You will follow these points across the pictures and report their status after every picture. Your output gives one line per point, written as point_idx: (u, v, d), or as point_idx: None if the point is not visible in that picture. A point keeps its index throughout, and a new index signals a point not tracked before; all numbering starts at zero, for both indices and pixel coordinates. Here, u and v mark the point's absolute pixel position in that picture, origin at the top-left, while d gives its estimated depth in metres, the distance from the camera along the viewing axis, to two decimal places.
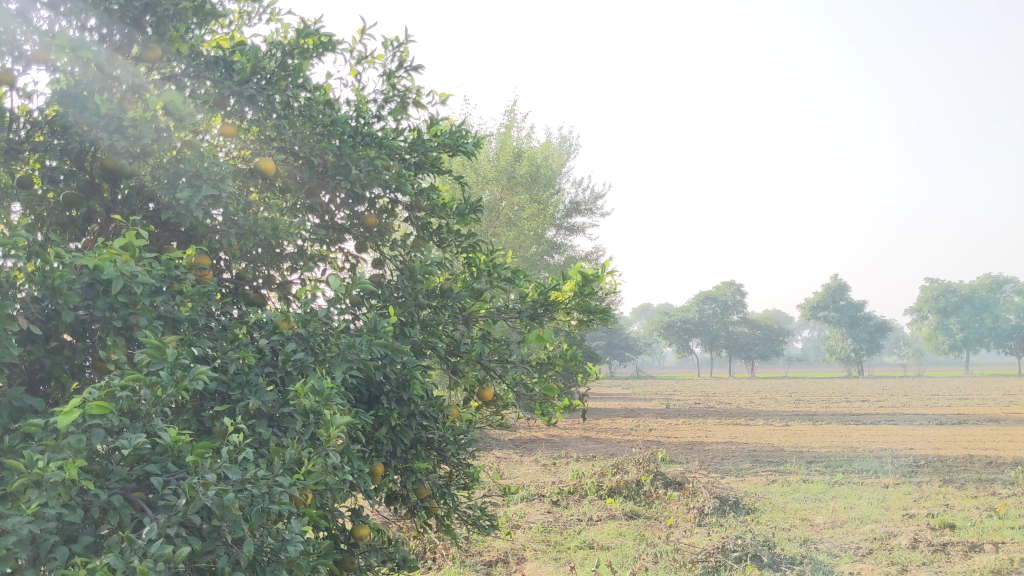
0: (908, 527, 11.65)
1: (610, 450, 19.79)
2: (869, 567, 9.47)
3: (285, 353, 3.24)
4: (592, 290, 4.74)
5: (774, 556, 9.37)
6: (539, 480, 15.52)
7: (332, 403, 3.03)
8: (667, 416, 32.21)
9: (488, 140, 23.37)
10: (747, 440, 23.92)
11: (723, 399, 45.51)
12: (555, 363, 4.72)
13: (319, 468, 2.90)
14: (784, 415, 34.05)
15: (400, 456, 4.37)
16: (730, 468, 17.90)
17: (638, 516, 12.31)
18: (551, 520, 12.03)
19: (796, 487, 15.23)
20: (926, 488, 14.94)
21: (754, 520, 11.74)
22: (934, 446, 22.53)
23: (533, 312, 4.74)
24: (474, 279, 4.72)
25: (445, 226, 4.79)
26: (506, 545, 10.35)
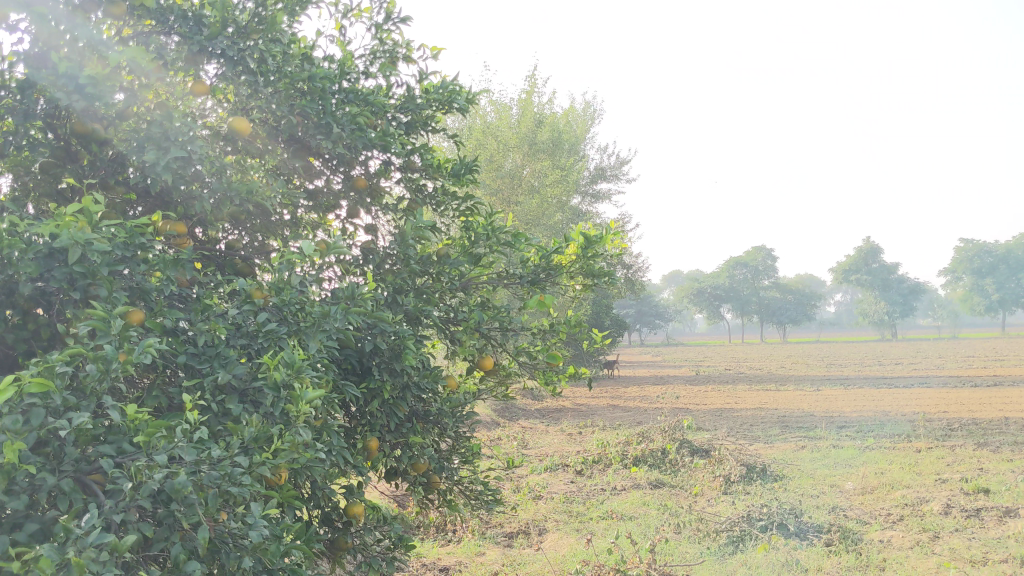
0: (940, 492, 11.36)
1: (637, 419, 19.57)
2: (900, 534, 9.20)
3: (258, 323, 3.04)
4: (596, 253, 4.50)
5: (800, 524, 9.13)
6: (564, 450, 15.35)
7: (304, 376, 2.84)
8: (696, 382, 31.97)
9: (509, 107, 23.05)
10: (777, 406, 23.61)
11: (754, 364, 45.09)
12: (559, 330, 4.51)
13: (289, 444, 2.71)
14: (815, 380, 33.63)
15: (395, 430, 4.17)
16: (758, 434, 17.64)
17: (663, 485, 12.13)
18: (574, 489, 11.87)
19: (826, 453, 14.94)
20: (960, 452, 14.61)
21: (782, 487, 11.51)
22: (968, 409, 22.10)
23: (535, 277, 4.52)
24: (472, 243, 4.51)
25: (441, 188, 4.56)
26: (528, 516, 10.19)
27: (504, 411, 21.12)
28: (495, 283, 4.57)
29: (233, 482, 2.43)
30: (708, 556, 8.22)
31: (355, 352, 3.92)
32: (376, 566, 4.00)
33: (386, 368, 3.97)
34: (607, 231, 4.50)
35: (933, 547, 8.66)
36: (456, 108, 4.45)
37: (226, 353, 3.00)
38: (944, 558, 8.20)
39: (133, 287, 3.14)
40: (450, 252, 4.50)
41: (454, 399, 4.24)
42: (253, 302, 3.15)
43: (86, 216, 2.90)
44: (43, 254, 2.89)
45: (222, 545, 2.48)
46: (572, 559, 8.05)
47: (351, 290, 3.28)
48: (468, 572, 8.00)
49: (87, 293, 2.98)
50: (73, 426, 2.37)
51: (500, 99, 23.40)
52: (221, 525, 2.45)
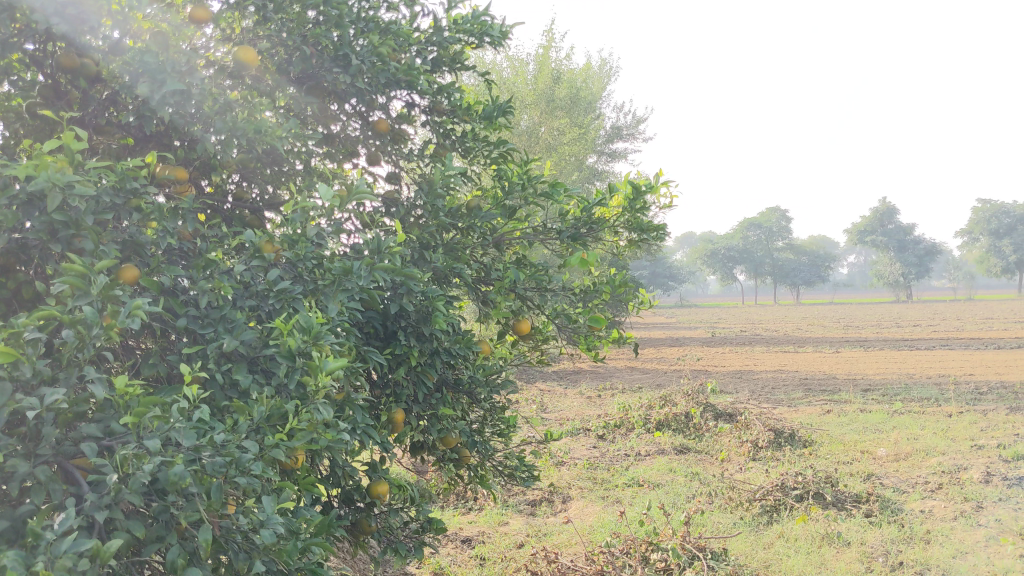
0: (978, 459, 10.94)
1: (657, 381, 19.18)
2: (941, 504, 8.78)
3: (268, 281, 2.63)
4: (643, 205, 4.06)
5: (838, 493, 8.72)
6: (584, 414, 14.98)
7: (324, 343, 2.42)
8: (712, 344, 31.57)
9: (526, 62, 22.38)
10: (798, 368, 23.17)
11: (770, 326, 44.60)
12: (604, 291, 4.08)
13: (308, 422, 2.31)
14: (834, 341, 33.15)
15: (423, 400, 3.76)
16: (782, 397, 17.22)
17: (688, 450, 11.75)
18: (597, 455, 11.50)
19: (853, 418, 14.51)
20: (992, 417, 14.17)
21: (813, 453, 11.12)
22: (995, 372, 21.60)
23: (575, 232, 4.09)
24: (506, 193, 4.09)
25: (471, 132, 4.12)
26: (551, 483, 9.84)
27: (521, 373, 20.77)
28: (531, 238, 4.13)
29: (243, 470, 2.02)
30: (742, 527, 7.84)
31: (378, 315, 3.53)
32: (402, 551, 3.60)
33: (412, 333, 3.57)
34: (656, 180, 4.06)
35: (978, 518, 8.23)
36: (489, 41, 3.99)
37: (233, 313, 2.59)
38: (992, 531, 7.79)
39: (126, 239, 2.72)
40: (481, 204, 4.08)
41: (489, 368, 3.83)
42: (264, 255, 2.72)
43: (67, 155, 2.47)
44: (20, 200, 2.47)
45: (228, 544, 2.07)
46: (600, 530, 7.67)
47: (376, 243, 2.86)
48: (492, 544, 7.63)
49: (71, 245, 2.56)
50: (49, 404, 1.95)
51: (516, 54, 22.75)
52: (226, 520, 2.04)
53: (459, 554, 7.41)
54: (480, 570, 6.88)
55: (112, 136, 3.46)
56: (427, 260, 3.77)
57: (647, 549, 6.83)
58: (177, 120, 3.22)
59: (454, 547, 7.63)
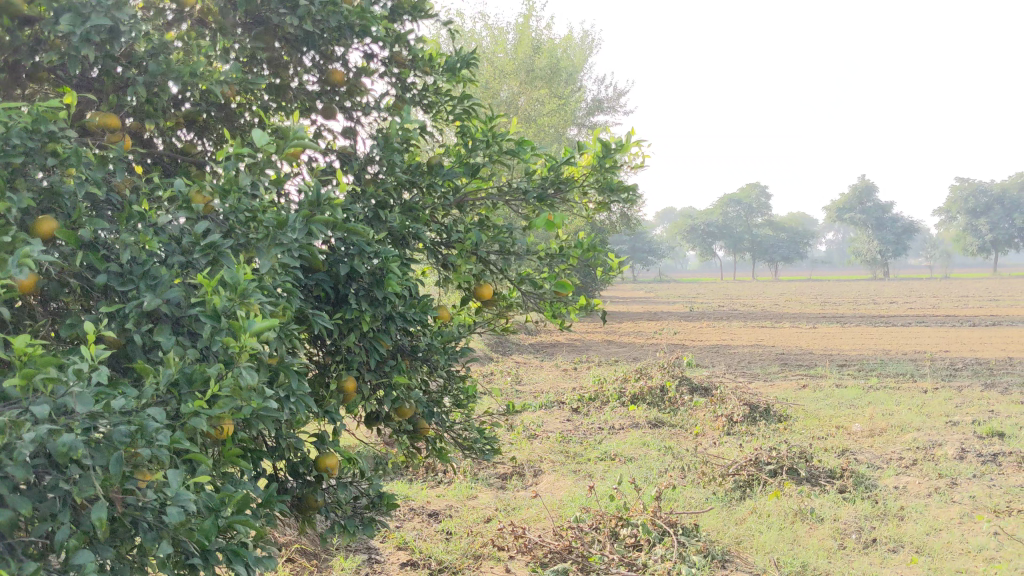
0: (953, 435, 10.86)
1: (633, 355, 19.05)
2: (916, 480, 8.68)
3: (195, 233, 2.41)
4: (614, 165, 3.84)
5: (811, 468, 8.59)
6: (558, 387, 14.82)
7: (252, 302, 2.22)
8: (689, 318, 31.52)
9: (506, 31, 22.00)
10: (774, 343, 23.10)
11: (748, 302, 44.62)
12: (572, 257, 3.86)
13: (231, 387, 2.12)
14: (811, 317, 33.14)
15: (376, 368, 3.55)
16: (758, 372, 17.12)
17: (663, 424, 11.62)
18: (570, 428, 11.35)
19: (829, 393, 14.42)
20: (967, 393, 14.12)
21: (787, 428, 11.01)
22: (971, 349, 21.58)
23: (542, 193, 3.87)
24: (469, 151, 3.87)
25: (432, 85, 3.90)
26: (523, 456, 9.68)
27: (497, 345, 20.59)
28: (495, 199, 3.92)
29: (149, 442, 1.85)
30: (714, 502, 7.69)
31: (328, 277, 3.33)
32: (351, 528, 3.41)
33: (364, 297, 3.36)
34: (627, 139, 3.85)
35: (952, 495, 8.13)
36: None
37: (156, 269, 2.38)
38: (966, 508, 7.68)
39: (43, 188, 2.49)
40: (443, 161, 3.85)
41: (448, 335, 3.62)
42: (192, 207, 2.49)
43: None
44: None
45: (134, 522, 1.88)
46: (570, 505, 7.51)
47: (316, 195, 2.63)
48: (459, 518, 7.47)
49: None
50: None
51: (497, 23, 22.37)
52: (133, 497, 1.86)
53: (424, 528, 7.23)
54: (446, 544, 6.72)
55: (41, 82, 3.22)
56: (383, 219, 3.55)
57: (617, 524, 6.69)
58: (107, 63, 2.98)
59: (421, 521, 7.46)
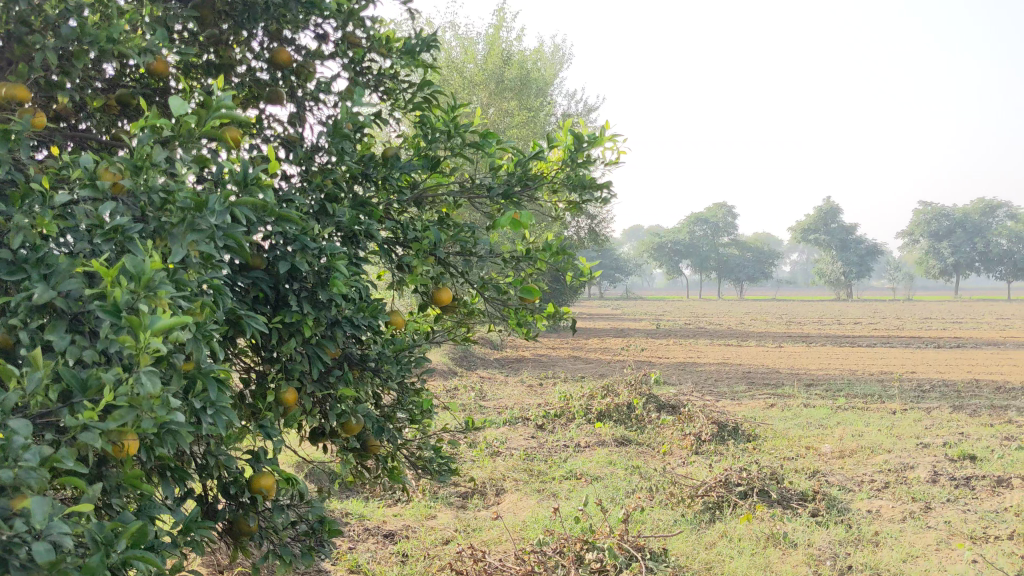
0: (924, 458, 10.63)
1: (599, 371, 18.78)
2: (889, 504, 8.43)
3: (98, 215, 2.05)
4: (586, 160, 3.52)
5: (782, 490, 8.30)
6: (523, 402, 14.50)
7: (160, 296, 1.88)
8: (656, 336, 31.30)
9: (476, 41, 21.69)
10: (742, 362, 22.93)
11: (714, 320, 44.56)
12: (539, 262, 3.54)
13: (128, 396, 1.78)
14: (777, 336, 33.09)
15: (321, 379, 3.21)
16: (725, 390, 16.89)
17: (629, 443, 11.32)
18: (534, 446, 11.01)
19: (798, 413, 14.19)
20: (936, 415, 13.95)
21: (756, 448, 10.75)
22: (937, 370, 21.49)
23: (507, 189, 3.55)
24: (428, 143, 3.58)
25: (390, 70, 3.60)
26: (485, 475, 9.36)
27: (462, 359, 20.22)
28: (456, 197, 3.62)
29: (15, 460, 1.59)
30: (683, 525, 7.39)
31: (267, 275, 3.01)
32: (287, 557, 3.05)
33: (307, 298, 3.03)
34: (602, 132, 3.54)
35: (926, 520, 7.87)
36: None
37: (49, 257, 2.01)
38: (943, 534, 7.42)
39: None
40: (399, 152, 3.55)
41: (404, 344, 3.26)
42: (97, 184, 2.13)
43: None
44: None
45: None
46: (533, 526, 7.18)
47: (243, 174, 2.35)
48: (416, 539, 7.11)
49: None
50: None
51: (467, 32, 22.07)
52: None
53: (379, 550, 6.87)
54: (401, 568, 6.36)
55: None
56: (331, 213, 3.23)
57: (582, 548, 6.35)
58: (14, 22, 2.65)
59: (376, 542, 7.09)
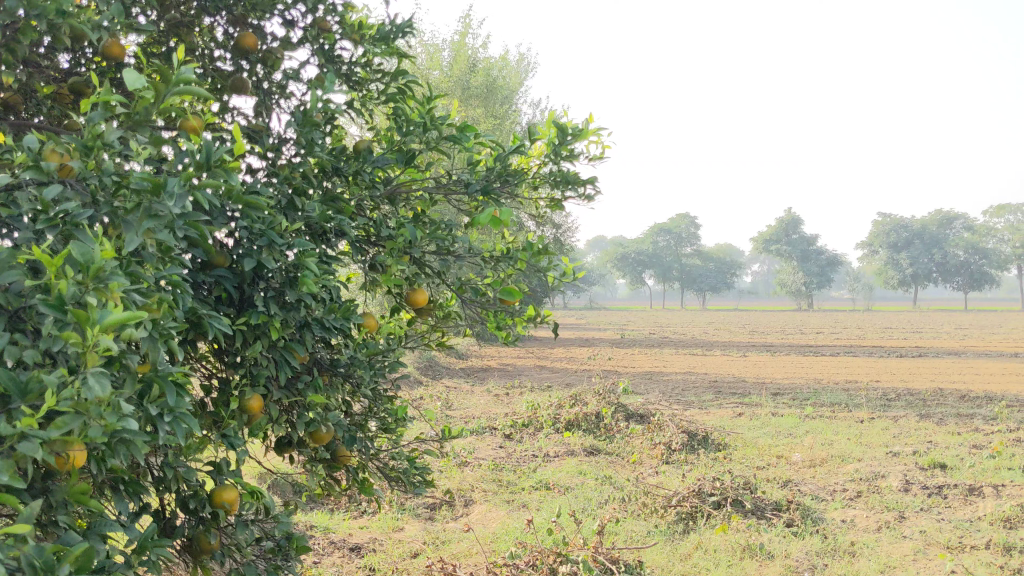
0: (895, 466, 10.57)
1: (566, 380, 18.64)
2: (863, 513, 8.33)
3: (43, 200, 1.83)
4: (570, 154, 3.34)
5: (757, 500, 8.16)
6: (490, 412, 14.29)
7: (111, 288, 1.68)
8: (620, 345, 31.24)
9: (441, 48, 21.44)
10: (707, 371, 22.89)
11: (678, 330, 44.62)
12: (520, 262, 3.36)
13: (74, 401, 1.58)
14: (741, 346, 33.17)
15: (288, 385, 2.99)
16: (693, 399, 16.78)
17: (599, 452, 11.16)
18: (503, 456, 10.82)
19: (766, 422, 14.13)
20: (903, 424, 13.95)
21: (727, 457, 10.64)
22: (901, 379, 21.59)
23: (487, 184, 3.36)
24: (402, 135, 3.41)
25: (363, 59, 3.42)
26: (453, 485, 9.15)
27: (427, 368, 19.96)
28: (432, 193, 3.43)
29: None
30: (657, 536, 7.24)
31: (231, 274, 2.81)
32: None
33: (274, 298, 2.82)
34: (586, 124, 3.36)
35: (902, 530, 7.78)
36: None
37: None
38: (919, 544, 7.33)
39: None
40: (371, 145, 3.37)
41: (378, 349, 3.06)
42: (43, 166, 1.91)
43: None
44: None
45: None
46: (505, 538, 6.98)
47: (205, 155, 2.14)
48: (384, 553, 6.88)
49: None
50: None
51: (432, 39, 21.84)
52: None
53: (346, 564, 6.63)
54: None
55: None
56: (300, 208, 3.03)
57: (556, 562, 6.08)
58: None
59: (342, 556, 6.85)
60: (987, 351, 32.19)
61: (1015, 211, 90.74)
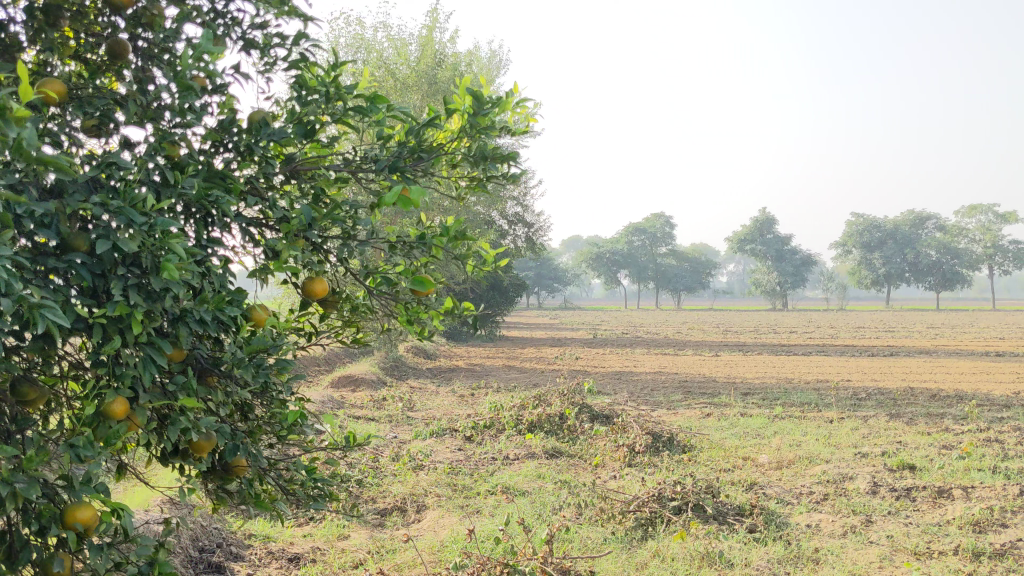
0: (863, 468, 10.30)
1: (533, 380, 18.29)
2: (828, 518, 8.04)
3: None
4: (490, 126, 2.98)
5: (719, 505, 7.86)
6: (453, 414, 13.93)
7: None
8: (592, 345, 30.91)
9: (408, 43, 21.02)
10: (678, 371, 22.65)
11: (651, 329, 44.36)
12: (434, 249, 3.01)
13: None
14: (714, 345, 32.96)
15: (159, 387, 2.62)
16: (661, 400, 16.48)
17: (560, 454, 10.83)
18: (461, 459, 10.45)
19: (734, 422, 13.86)
20: (872, 424, 13.71)
21: (691, 459, 10.34)
22: (872, 378, 21.40)
23: (397, 160, 3.00)
24: (304, 107, 3.04)
25: (260, 19, 3.05)
26: (405, 490, 8.80)
27: (392, 368, 19.57)
28: (337, 172, 3.07)
29: None
30: (613, 544, 6.92)
31: (86, 258, 2.45)
32: None
33: (135, 285, 2.46)
34: (507, 93, 3.00)
35: (868, 535, 7.50)
36: None
37: None
38: (886, 550, 7.04)
39: None
40: (269, 118, 3.01)
41: (263, 345, 2.69)
42: None
43: None
44: None
45: None
46: (451, 547, 6.63)
47: None
48: (323, 564, 6.50)
49: None
50: None
51: (399, 33, 21.41)
52: None
53: None
54: None
55: None
56: (174, 184, 2.68)
57: (503, 572, 5.81)
58: None
59: (278, 567, 6.46)
60: (957, 350, 32.15)
61: (986, 211, 91.41)
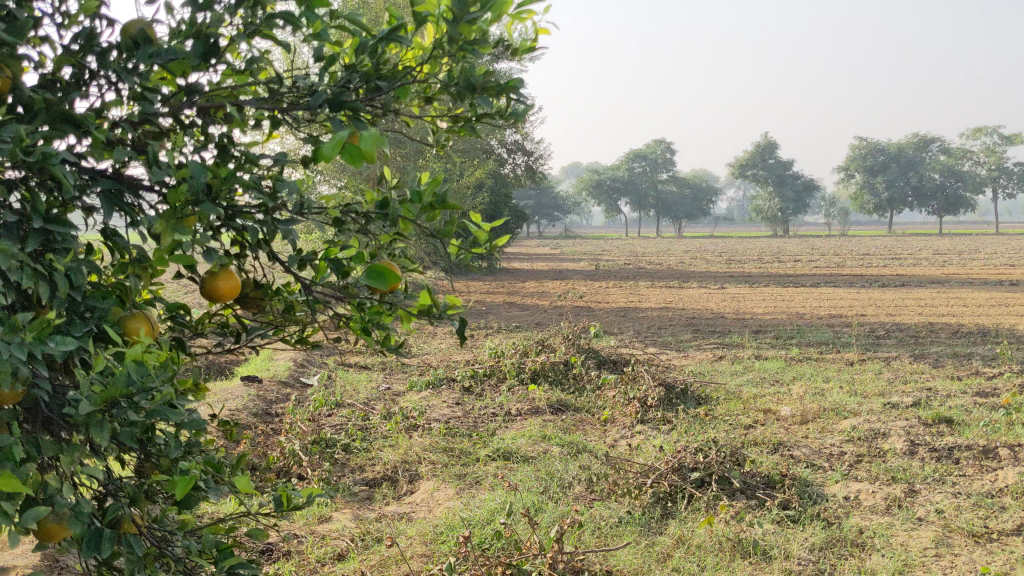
0: (896, 421, 9.46)
1: (535, 320, 17.44)
2: (867, 487, 7.18)
3: None
4: (480, 41, 2.01)
5: (745, 476, 6.99)
6: (450, 360, 13.07)
7: None
8: (595, 276, 30.09)
9: None
10: (684, 305, 21.76)
11: (653, 258, 43.47)
12: (400, 223, 2.06)
13: None
14: (719, 275, 32.09)
15: None
16: (670, 340, 15.63)
17: (567, 409, 10.01)
18: (458, 416, 9.60)
19: (750, 366, 13.00)
20: (896, 367, 12.86)
21: (708, 414, 9.50)
22: (888, 311, 20.56)
23: (342, 91, 2.03)
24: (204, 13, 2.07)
25: None
26: (396, 455, 7.94)
27: None
28: (253, 108, 2.12)
29: None
30: (630, 527, 6.10)
31: None
32: None
33: None
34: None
35: (914, 510, 6.65)
36: None
37: None
38: (940, 531, 6.19)
39: None
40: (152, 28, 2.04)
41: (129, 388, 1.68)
42: None
43: None
44: None
45: None
46: (447, 536, 5.80)
47: None
48: (298, 556, 5.67)
49: None
50: None
51: None
52: None
53: None
54: None
55: None
56: None
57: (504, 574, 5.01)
58: None
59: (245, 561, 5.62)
60: (969, 278, 31.25)
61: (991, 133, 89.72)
